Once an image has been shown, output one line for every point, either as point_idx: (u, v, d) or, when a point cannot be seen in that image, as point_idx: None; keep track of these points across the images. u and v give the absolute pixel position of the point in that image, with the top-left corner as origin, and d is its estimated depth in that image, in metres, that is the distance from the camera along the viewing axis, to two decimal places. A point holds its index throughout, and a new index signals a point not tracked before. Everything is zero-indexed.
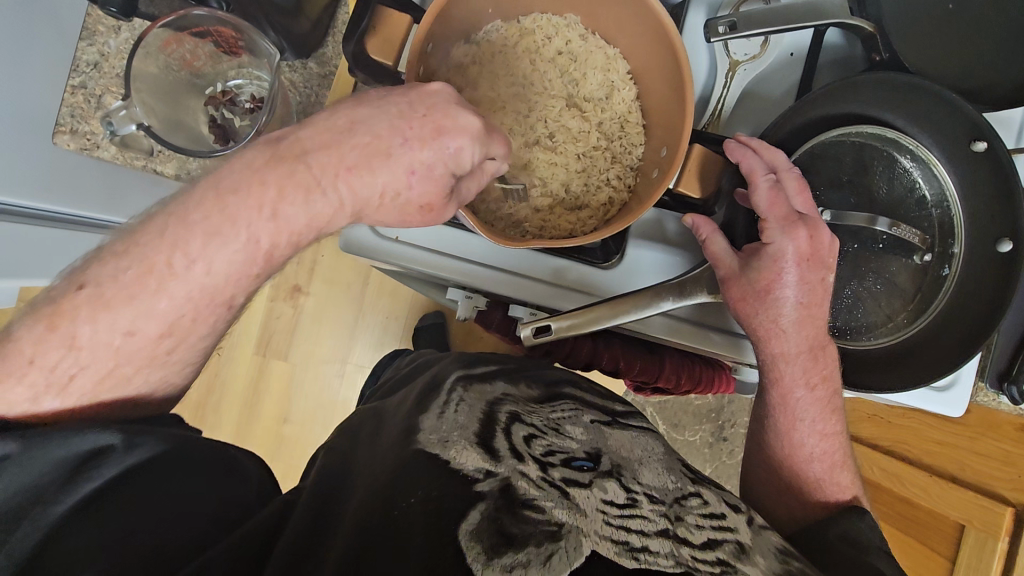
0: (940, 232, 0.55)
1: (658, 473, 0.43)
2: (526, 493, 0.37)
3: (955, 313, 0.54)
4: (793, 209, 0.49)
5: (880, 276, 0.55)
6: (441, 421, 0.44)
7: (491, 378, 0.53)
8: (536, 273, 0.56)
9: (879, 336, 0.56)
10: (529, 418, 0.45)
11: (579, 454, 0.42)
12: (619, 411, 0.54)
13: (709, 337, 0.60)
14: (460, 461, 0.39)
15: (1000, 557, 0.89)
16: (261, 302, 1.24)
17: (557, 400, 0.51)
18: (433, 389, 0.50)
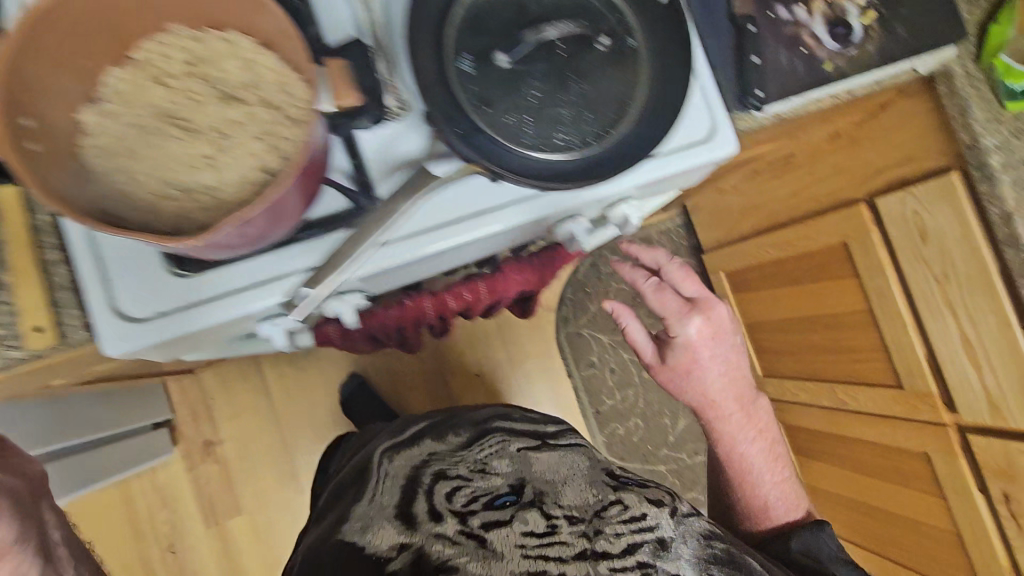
0: (607, 15, 0.59)
1: (584, 494, 0.67)
2: (438, 556, 0.57)
3: (660, 72, 0.59)
4: (688, 298, 0.87)
5: (584, 76, 0.58)
6: (381, 506, 0.69)
7: (419, 442, 0.82)
8: (306, 262, 0.56)
9: (618, 129, 0.58)
10: (455, 474, 0.71)
11: (501, 491, 0.68)
12: (552, 437, 0.84)
13: (502, 216, 0.60)
14: (378, 545, 0.61)
15: (880, 245, 0.96)
16: (182, 474, 1.31)
17: (485, 438, 0.80)
18: (373, 474, 0.77)
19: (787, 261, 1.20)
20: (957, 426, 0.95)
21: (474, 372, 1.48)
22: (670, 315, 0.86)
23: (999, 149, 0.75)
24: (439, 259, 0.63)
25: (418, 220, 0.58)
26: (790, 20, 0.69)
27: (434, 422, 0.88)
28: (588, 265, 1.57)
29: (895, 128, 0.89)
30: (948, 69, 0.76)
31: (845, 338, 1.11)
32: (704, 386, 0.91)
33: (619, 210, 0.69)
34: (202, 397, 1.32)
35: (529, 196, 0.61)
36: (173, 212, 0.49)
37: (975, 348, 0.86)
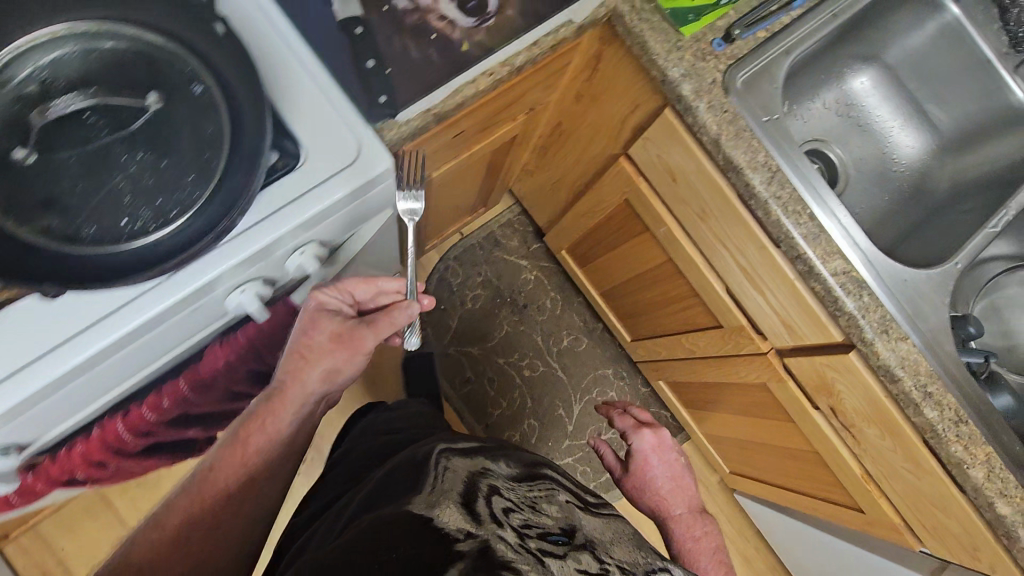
0: (163, 66, 0.52)
1: (630, 552, 0.57)
2: (502, 557, 0.46)
3: (243, 108, 0.53)
4: (652, 439, 0.83)
5: (147, 136, 0.50)
6: (434, 490, 0.56)
7: (474, 454, 0.69)
8: None
9: (207, 185, 0.51)
10: (507, 494, 0.58)
11: (552, 530, 0.55)
12: (591, 499, 0.70)
13: (103, 327, 0.50)
14: (444, 520, 0.50)
15: (649, 195, 0.92)
16: None
17: (535, 478, 0.67)
18: (423, 462, 0.64)
19: (599, 228, 1.16)
20: (776, 350, 0.92)
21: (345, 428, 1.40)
22: (624, 427, 0.85)
23: (688, 77, 0.70)
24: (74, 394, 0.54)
25: None
26: (412, 8, 0.62)
27: (480, 446, 0.74)
28: (436, 281, 1.52)
29: (614, 78, 0.83)
30: (615, 9, 0.70)
31: (667, 290, 1.08)
32: (658, 484, 0.82)
33: (294, 262, 0.61)
34: (47, 551, 1.20)
35: (139, 294, 0.52)
36: None
37: (754, 275, 0.82)
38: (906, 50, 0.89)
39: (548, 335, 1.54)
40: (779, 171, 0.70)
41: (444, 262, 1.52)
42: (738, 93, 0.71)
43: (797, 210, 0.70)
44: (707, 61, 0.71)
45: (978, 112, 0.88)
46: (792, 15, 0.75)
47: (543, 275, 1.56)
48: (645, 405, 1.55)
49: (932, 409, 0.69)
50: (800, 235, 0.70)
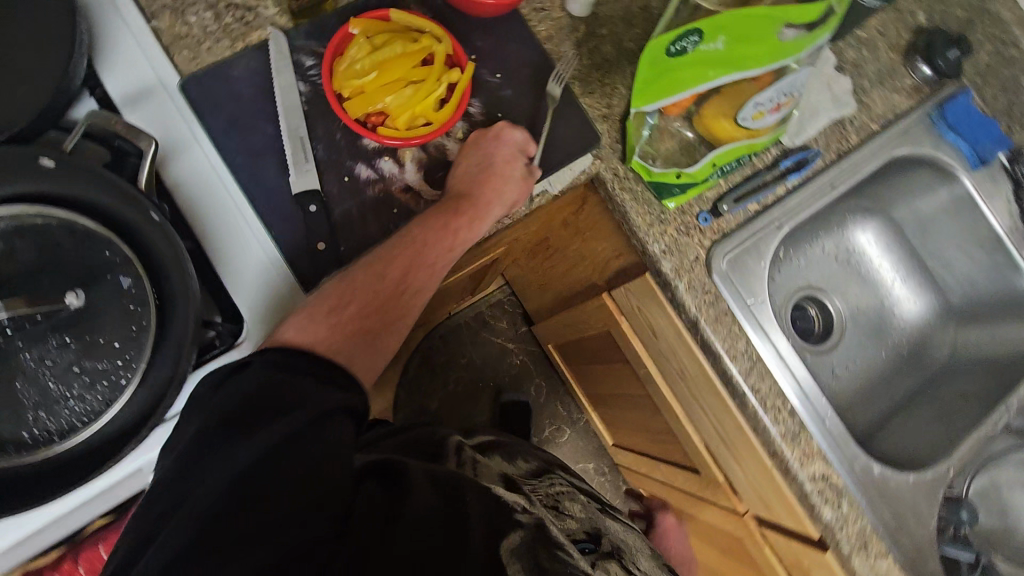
0: (92, 256, 0.48)
1: (636, 565, 0.62)
2: (553, 537, 0.49)
3: (169, 308, 0.49)
4: None
5: (67, 338, 0.47)
6: (472, 470, 0.58)
7: (491, 454, 0.71)
8: None
9: (125, 390, 0.48)
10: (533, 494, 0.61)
11: (576, 534, 0.59)
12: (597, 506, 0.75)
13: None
14: (500, 494, 0.52)
15: (630, 336, 0.86)
16: None
17: (552, 481, 0.70)
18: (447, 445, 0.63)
19: (582, 341, 1.11)
20: (753, 515, 0.86)
21: None
22: None
23: (668, 253, 0.66)
24: None
25: None
26: (373, 178, 0.58)
27: (496, 438, 0.79)
28: (418, 360, 1.47)
29: (598, 224, 0.78)
30: (597, 174, 0.66)
31: (647, 419, 1.02)
32: None
33: None
34: None
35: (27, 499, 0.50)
36: None
37: (731, 449, 0.76)
38: (915, 211, 0.83)
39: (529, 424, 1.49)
40: (760, 361, 0.66)
41: (428, 339, 1.48)
42: (721, 271, 0.66)
43: (776, 403, 0.66)
44: (690, 236, 0.67)
45: (986, 286, 0.82)
46: (787, 186, 0.70)
47: (529, 360, 1.51)
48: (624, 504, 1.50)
49: None
50: (779, 434, 0.65)
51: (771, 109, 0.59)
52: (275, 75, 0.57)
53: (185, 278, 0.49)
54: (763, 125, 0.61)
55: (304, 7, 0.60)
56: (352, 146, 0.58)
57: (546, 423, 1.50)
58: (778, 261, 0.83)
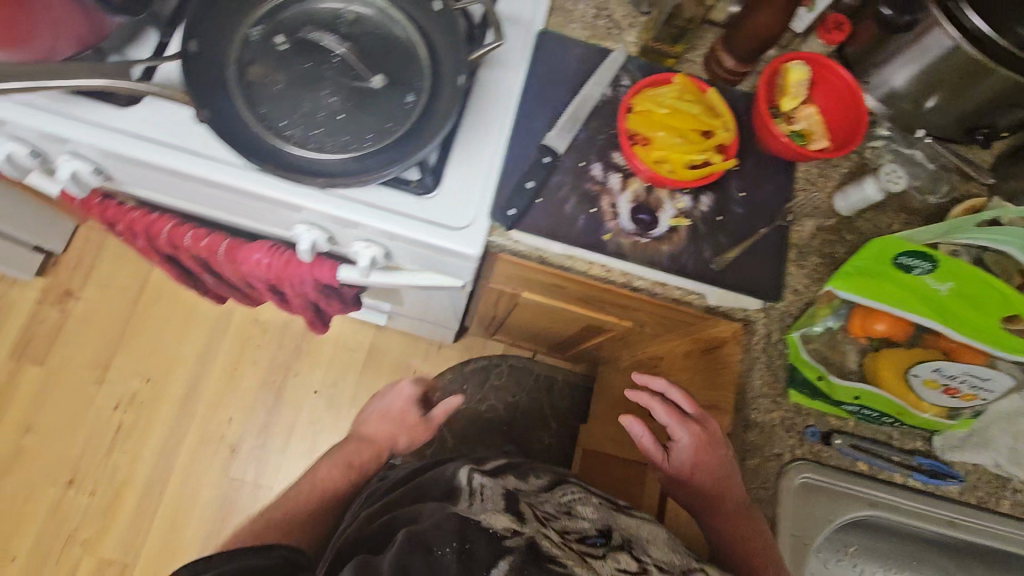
0: (409, 73, 0.64)
1: (666, 552, 0.62)
2: (549, 552, 0.56)
3: (420, 130, 0.62)
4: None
5: (351, 98, 0.62)
6: (472, 503, 0.64)
7: (506, 475, 0.78)
8: (22, 115, 0.63)
9: (352, 152, 0.61)
10: (544, 507, 0.68)
11: (590, 532, 0.64)
12: (622, 507, 0.75)
13: (199, 163, 0.63)
14: (493, 523, 0.59)
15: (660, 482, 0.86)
16: (28, 306, 1.38)
17: (563, 493, 0.75)
18: (454, 478, 0.73)
19: (615, 462, 1.11)
20: None
21: (314, 387, 1.45)
22: None
23: (758, 428, 0.66)
24: (161, 183, 0.68)
25: (129, 125, 0.64)
26: (597, 179, 0.68)
27: (506, 463, 0.85)
28: (480, 367, 1.52)
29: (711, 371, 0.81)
30: (753, 323, 0.68)
31: None
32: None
33: (357, 247, 0.70)
34: (93, 254, 1.43)
35: (233, 164, 0.64)
36: None
37: None
38: None
39: None
40: None
41: (501, 359, 1.54)
42: (792, 485, 0.64)
43: None
44: (787, 434, 0.65)
45: None
46: (908, 481, 0.66)
47: (555, 448, 1.49)
48: None
49: None
50: None
51: (945, 388, 0.60)
52: (598, 73, 0.72)
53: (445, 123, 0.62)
54: (928, 398, 0.61)
55: (651, 52, 0.75)
56: (603, 150, 0.69)
57: None
58: (846, 550, 0.74)
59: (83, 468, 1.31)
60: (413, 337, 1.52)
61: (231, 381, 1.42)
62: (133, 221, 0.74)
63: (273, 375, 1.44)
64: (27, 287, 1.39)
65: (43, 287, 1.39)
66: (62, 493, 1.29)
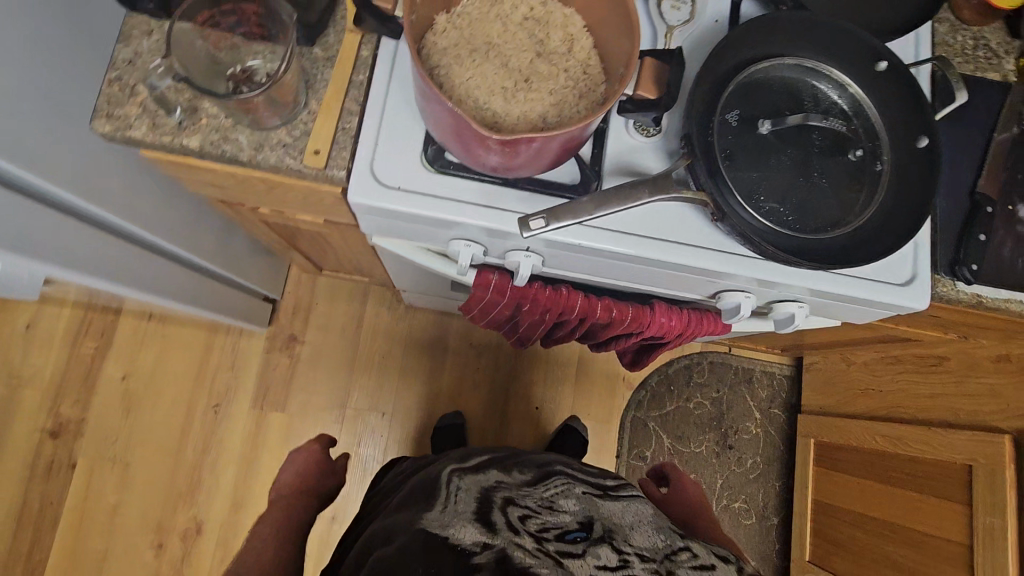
0: (867, 139, 0.65)
1: (649, 536, 0.67)
2: (521, 561, 0.58)
3: (896, 198, 0.63)
4: None
5: (827, 174, 0.63)
6: (444, 511, 0.66)
7: (486, 470, 0.79)
8: (507, 223, 0.62)
9: (840, 228, 0.62)
10: (519, 503, 0.70)
11: (571, 528, 0.67)
12: (610, 487, 0.82)
13: (678, 249, 0.64)
14: (460, 537, 0.61)
15: (1010, 487, 0.90)
16: (257, 354, 1.41)
17: (548, 480, 0.78)
18: (434, 482, 0.74)
19: (887, 457, 1.17)
20: None
21: (534, 402, 1.50)
22: None
23: None
24: (604, 263, 0.69)
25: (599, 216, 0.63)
26: None
27: (494, 458, 0.85)
28: (682, 366, 1.57)
29: None
30: None
31: (925, 563, 1.04)
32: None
33: (788, 309, 0.73)
34: (308, 296, 1.45)
35: (704, 246, 0.65)
36: (454, 92, 0.57)
37: None
38: None
39: (727, 488, 1.52)
40: None
41: (701, 357, 1.58)
42: None
43: None
44: None
45: None
46: None
47: (764, 436, 1.55)
48: None
49: None
50: None
51: None
52: (1002, 113, 0.72)
53: (921, 189, 0.63)
54: None
55: None
56: None
57: (742, 498, 1.52)
58: None
59: (342, 503, 1.37)
60: None
61: (456, 407, 1.46)
62: (547, 301, 0.76)
63: (495, 396, 1.49)
64: (254, 335, 1.41)
65: (268, 335, 1.42)
66: (328, 529, 1.36)
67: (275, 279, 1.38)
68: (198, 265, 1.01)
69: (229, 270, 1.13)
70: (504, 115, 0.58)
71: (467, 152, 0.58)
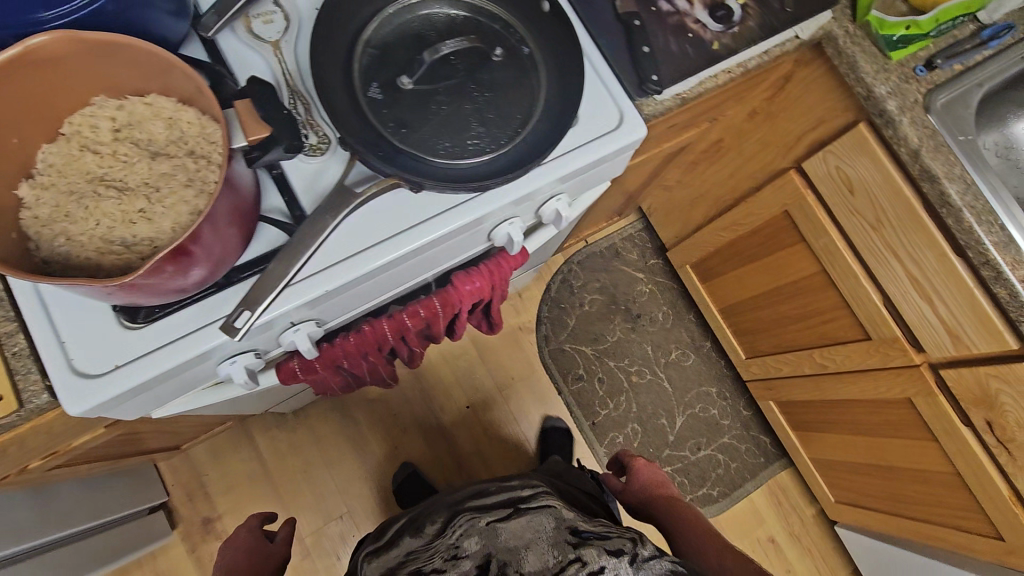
0: (503, 31, 0.65)
1: (543, 556, 0.72)
2: None
3: (555, 68, 0.65)
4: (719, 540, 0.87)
5: (488, 85, 0.63)
6: None
7: (400, 539, 0.83)
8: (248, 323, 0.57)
9: (528, 123, 0.63)
10: (423, 566, 0.75)
11: (470, 575, 0.73)
12: (524, 496, 0.84)
13: (415, 233, 0.63)
14: None
15: (817, 207, 1.01)
16: (186, 560, 1.30)
17: (454, 521, 0.81)
18: (353, 575, 0.81)
19: (736, 242, 1.27)
20: (929, 365, 0.98)
21: (462, 404, 1.49)
22: None
23: (893, 94, 0.80)
24: (373, 286, 0.66)
25: (327, 257, 0.61)
26: (672, 9, 0.75)
27: (413, 515, 0.89)
28: (559, 281, 1.60)
29: (803, 96, 0.95)
30: (831, 31, 0.82)
31: (807, 303, 1.16)
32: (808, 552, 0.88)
33: (551, 207, 0.74)
34: (193, 475, 1.33)
35: (437, 215, 0.64)
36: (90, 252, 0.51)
37: (925, 286, 0.90)
38: None
39: (658, 348, 1.61)
40: (974, 184, 0.78)
41: (568, 264, 1.61)
42: (938, 110, 0.80)
43: (989, 219, 0.78)
44: (910, 84, 0.81)
45: None
46: (986, 54, 0.85)
47: (657, 288, 1.64)
48: (746, 428, 1.60)
49: None
50: (991, 243, 0.78)
51: None
52: None
53: (567, 49, 0.65)
54: None
55: None
56: None
57: (674, 346, 1.62)
58: None
59: None
60: None
61: (401, 460, 1.42)
62: (358, 348, 0.73)
63: (427, 425, 1.46)
64: (170, 547, 1.29)
65: (183, 536, 1.31)
66: None
67: (149, 484, 1.26)
68: (46, 546, 0.92)
69: (98, 519, 1.04)
70: (154, 236, 0.52)
71: (137, 292, 0.51)
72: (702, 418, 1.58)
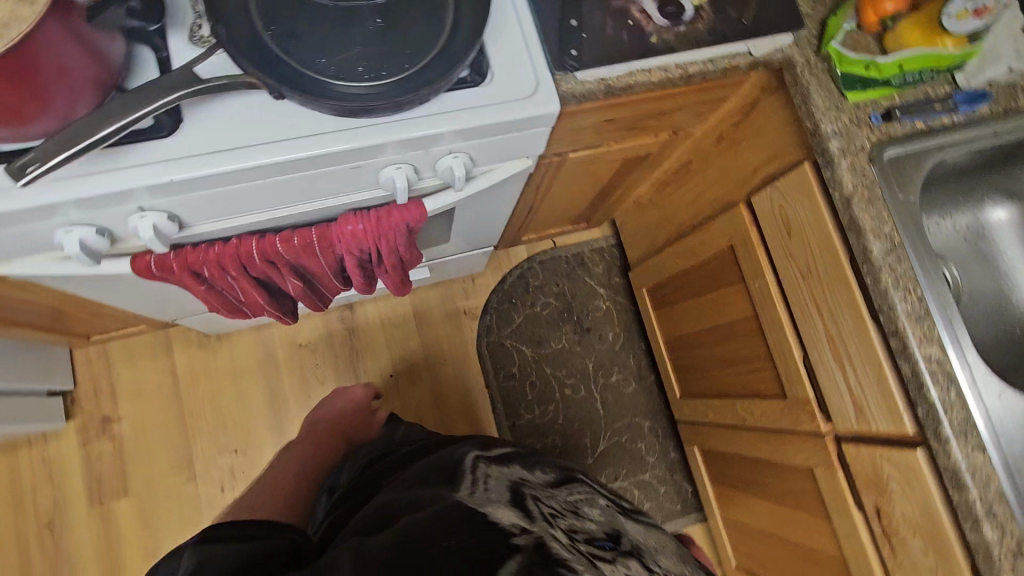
0: None
1: (672, 564, 0.65)
2: (558, 552, 0.52)
3: (462, 14, 0.63)
4: None
5: (386, 14, 0.61)
6: (477, 490, 0.63)
7: (511, 462, 0.74)
8: (81, 190, 0.57)
9: (418, 60, 0.60)
10: (548, 501, 0.65)
11: (597, 534, 0.62)
12: (627, 508, 0.77)
13: (278, 147, 0.60)
14: (502, 517, 0.57)
15: (757, 247, 0.96)
16: (75, 453, 1.30)
17: (572, 487, 0.73)
18: (460, 466, 0.69)
19: (687, 272, 1.22)
20: (835, 436, 0.92)
21: (386, 371, 1.46)
22: None
23: (839, 135, 0.76)
24: (236, 194, 0.65)
25: (181, 147, 0.59)
26: None
27: (513, 449, 0.80)
28: (518, 276, 1.57)
29: (762, 126, 0.90)
30: (790, 57, 0.77)
31: (738, 349, 1.10)
32: None
33: (445, 163, 0.71)
34: (104, 373, 1.34)
35: (306, 135, 0.62)
36: None
37: (842, 349, 0.84)
38: None
39: (600, 368, 1.56)
40: (899, 246, 0.74)
41: (530, 262, 1.58)
42: (881, 163, 0.76)
43: (908, 286, 0.74)
44: (860, 129, 0.77)
45: None
46: (954, 119, 0.80)
47: (614, 307, 1.60)
48: (669, 469, 1.53)
49: (993, 529, 0.70)
50: (903, 312, 0.73)
51: (974, 13, 0.72)
52: None
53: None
54: (956, 30, 0.73)
55: None
56: None
57: (617, 369, 1.57)
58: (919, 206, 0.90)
59: None
60: (445, 282, 1.53)
61: None
62: (220, 260, 0.73)
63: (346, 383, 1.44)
64: (63, 436, 1.30)
65: (79, 428, 1.31)
66: None
67: (57, 368, 1.27)
68: None
69: None
70: None
71: None
72: (627, 449, 1.53)
